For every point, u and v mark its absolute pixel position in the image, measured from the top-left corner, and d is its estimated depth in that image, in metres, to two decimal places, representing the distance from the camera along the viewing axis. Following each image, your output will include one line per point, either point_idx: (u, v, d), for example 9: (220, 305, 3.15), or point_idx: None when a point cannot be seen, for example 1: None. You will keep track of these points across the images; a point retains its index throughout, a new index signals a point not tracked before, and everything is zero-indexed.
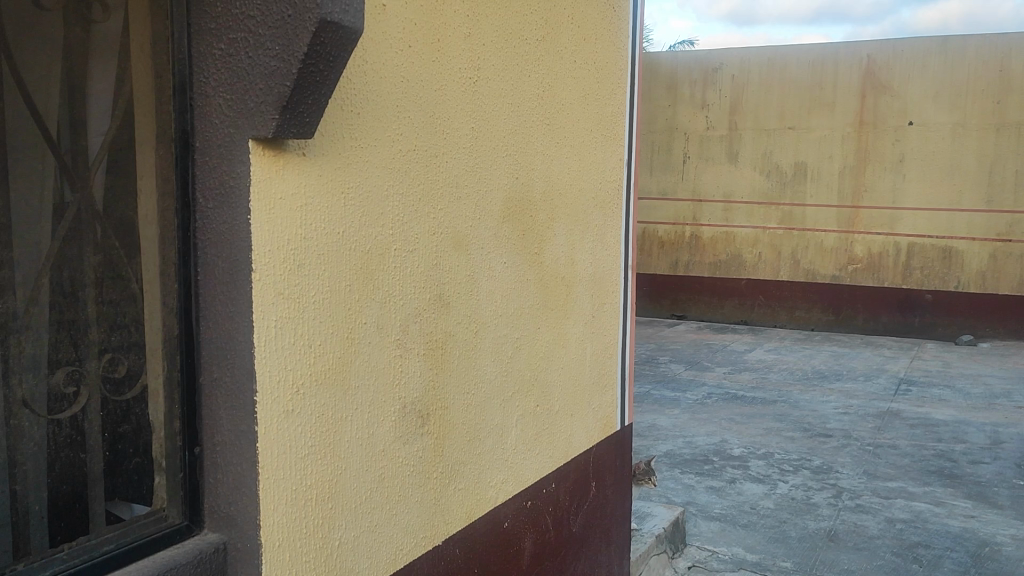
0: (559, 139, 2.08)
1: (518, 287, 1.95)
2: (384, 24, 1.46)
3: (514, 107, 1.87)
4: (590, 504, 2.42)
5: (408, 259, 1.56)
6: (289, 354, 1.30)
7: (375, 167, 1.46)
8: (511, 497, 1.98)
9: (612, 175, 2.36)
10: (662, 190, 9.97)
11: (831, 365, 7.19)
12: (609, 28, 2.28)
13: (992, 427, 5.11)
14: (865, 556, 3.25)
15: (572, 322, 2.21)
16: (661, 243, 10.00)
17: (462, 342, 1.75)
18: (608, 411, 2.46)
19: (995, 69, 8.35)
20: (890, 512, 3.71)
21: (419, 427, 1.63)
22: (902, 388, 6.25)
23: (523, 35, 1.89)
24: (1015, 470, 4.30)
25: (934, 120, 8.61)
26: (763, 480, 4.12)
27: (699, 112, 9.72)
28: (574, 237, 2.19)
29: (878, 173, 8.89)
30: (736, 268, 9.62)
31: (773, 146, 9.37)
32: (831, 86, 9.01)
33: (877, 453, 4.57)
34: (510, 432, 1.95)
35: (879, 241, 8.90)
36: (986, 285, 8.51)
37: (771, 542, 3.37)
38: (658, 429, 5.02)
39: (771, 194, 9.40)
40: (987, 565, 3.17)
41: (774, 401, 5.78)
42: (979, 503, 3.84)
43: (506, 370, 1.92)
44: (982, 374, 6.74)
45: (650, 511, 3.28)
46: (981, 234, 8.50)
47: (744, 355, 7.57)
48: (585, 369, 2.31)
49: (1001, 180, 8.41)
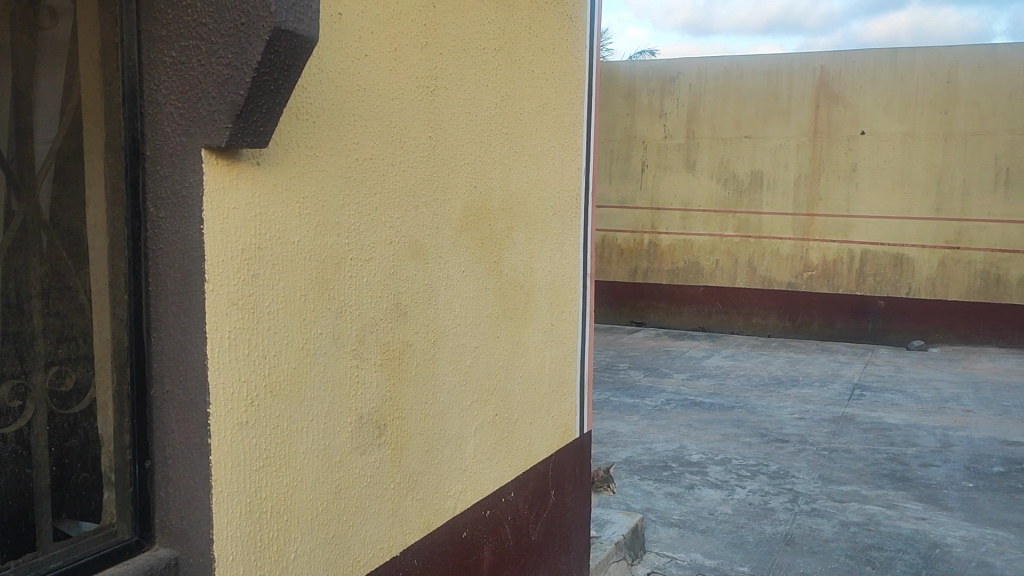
0: (518, 148, 2.08)
1: (477, 296, 1.95)
2: (340, 33, 1.45)
3: (472, 116, 1.88)
4: (550, 512, 2.42)
5: (364, 268, 1.55)
6: (244, 365, 1.28)
7: (331, 177, 1.45)
8: (469, 506, 1.97)
9: (570, 183, 2.37)
10: (622, 198, 10.04)
11: (788, 370, 7.28)
12: (567, 38, 2.30)
13: (942, 430, 5.22)
14: (820, 559, 3.29)
15: (532, 330, 2.22)
16: (620, 250, 10.05)
17: (419, 352, 1.74)
18: (567, 418, 2.47)
19: (943, 80, 8.56)
20: (844, 515, 3.76)
21: (376, 437, 1.62)
22: (856, 393, 6.34)
23: (481, 45, 1.89)
24: (964, 473, 4.39)
25: (886, 130, 8.80)
26: (721, 485, 4.16)
27: (657, 121, 9.80)
28: (532, 245, 2.19)
29: (832, 181, 9.05)
30: (694, 275, 9.70)
31: (729, 155, 9.50)
32: (786, 96, 9.16)
33: (832, 458, 4.64)
34: (468, 442, 1.95)
35: (833, 248, 9.06)
36: (937, 291, 8.69)
37: (729, 548, 3.40)
38: (617, 436, 5.04)
39: (728, 202, 9.52)
40: (937, 567, 3.23)
41: (732, 407, 5.83)
42: (930, 505, 3.92)
43: (465, 380, 1.91)
44: (932, 379, 6.87)
45: (610, 518, 3.28)
46: (931, 242, 8.69)
47: (702, 362, 7.63)
48: (545, 377, 2.32)
49: (949, 188, 8.61)
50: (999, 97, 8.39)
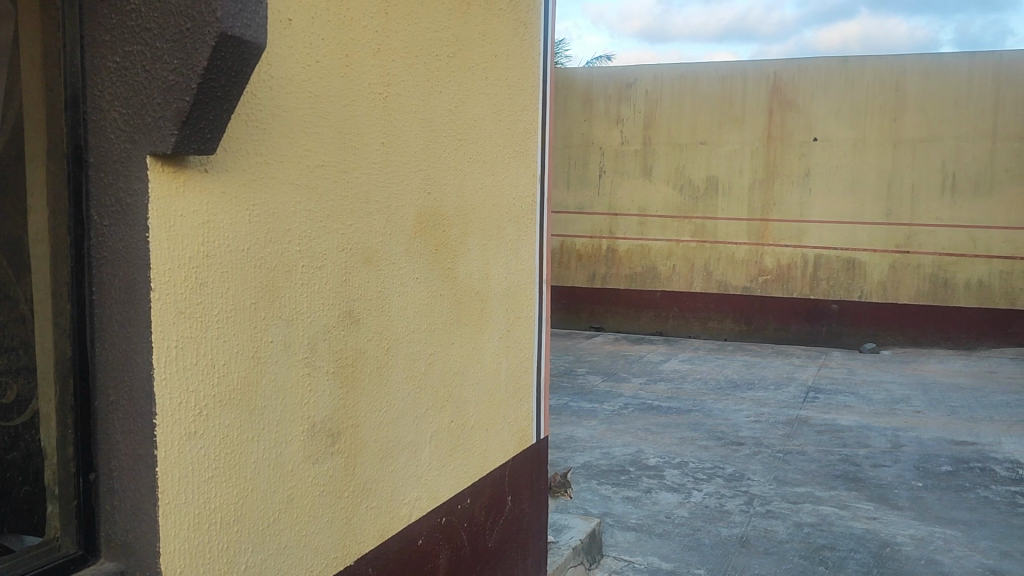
0: (472, 154, 2.08)
1: (431, 303, 1.94)
2: (290, 39, 1.44)
3: (425, 122, 1.88)
4: (506, 518, 2.42)
5: (316, 276, 1.54)
6: (192, 375, 1.27)
7: (282, 184, 1.44)
8: (425, 513, 1.97)
9: (525, 190, 2.38)
10: (580, 204, 10.09)
11: (744, 373, 7.37)
12: (521, 45, 2.31)
13: (893, 431, 5.32)
14: (775, 560, 3.33)
15: (487, 335, 2.22)
16: (579, 255, 10.10)
17: (373, 360, 1.73)
18: (524, 424, 2.47)
19: (892, 88, 8.73)
20: (798, 516, 3.82)
21: (329, 446, 1.61)
22: (810, 395, 6.44)
23: (434, 52, 1.89)
24: (914, 472, 4.49)
25: (837, 136, 8.97)
26: (677, 489, 4.19)
27: (614, 127, 9.88)
28: (487, 251, 2.20)
29: (786, 187, 9.20)
30: (652, 280, 9.77)
31: (686, 161, 9.59)
32: (740, 102, 9.28)
33: (787, 460, 4.70)
34: (423, 449, 1.94)
35: (787, 253, 9.20)
36: (888, 294, 8.86)
37: (685, 551, 3.42)
38: (575, 441, 5.05)
39: (684, 208, 9.62)
40: (888, 565, 3.29)
41: (688, 410, 5.89)
42: (881, 505, 3.99)
43: (419, 387, 1.91)
44: (884, 381, 6.99)
45: (568, 523, 3.28)
46: (882, 246, 8.86)
47: (660, 366, 7.69)
48: (501, 383, 2.32)
49: (899, 194, 8.79)
50: (945, 104, 8.58)
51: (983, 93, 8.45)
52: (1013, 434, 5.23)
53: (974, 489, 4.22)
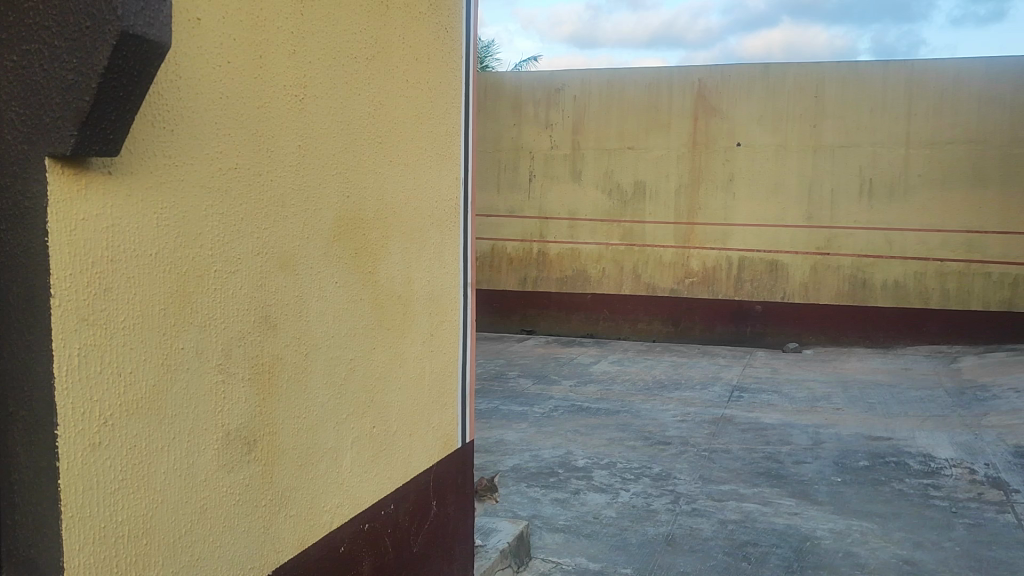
0: (392, 157, 2.07)
1: (351, 307, 1.92)
2: (199, 38, 1.41)
3: (343, 125, 1.86)
4: (431, 523, 2.41)
5: (230, 281, 1.51)
6: (96, 384, 1.23)
7: (192, 188, 1.41)
8: (348, 520, 1.95)
9: (448, 193, 2.38)
10: (510, 208, 10.13)
11: (671, 374, 7.48)
12: (442, 49, 2.30)
13: (814, 428, 5.46)
14: (699, 557, 3.39)
15: (410, 340, 2.20)
16: (510, 259, 10.12)
17: (291, 366, 1.71)
18: (448, 429, 2.47)
19: (811, 95, 8.99)
20: (722, 513, 3.89)
21: (245, 454, 1.58)
22: (735, 395, 6.57)
23: (353, 55, 1.88)
24: (834, 468, 4.61)
25: (760, 141, 9.19)
26: (606, 489, 4.23)
27: (543, 132, 9.94)
28: (409, 255, 2.18)
29: (711, 191, 9.38)
30: (582, 283, 9.86)
31: (614, 165, 9.71)
32: (666, 108, 9.44)
33: (712, 458, 4.79)
34: (345, 455, 1.92)
35: (712, 256, 9.39)
36: (809, 295, 9.10)
37: (612, 550, 3.46)
38: (505, 444, 5.06)
39: (612, 212, 9.74)
40: (808, 559, 3.38)
41: (617, 412, 5.95)
42: (802, 501, 4.09)
43: (340, 393, 1.89)
44: (806, 380, 7.18)
45: (496, 526, 3.28)
46: (803, 249, 9.10)
47: (590, 368, 7.75)
48: (425, 388, 2.31)
49: (819, 198, 9.06)
50: (861, 110, 8.86)
51: (896, 100, 8.74)
52: (927, 429, 5.42)
53: (889, 483, 4.36)
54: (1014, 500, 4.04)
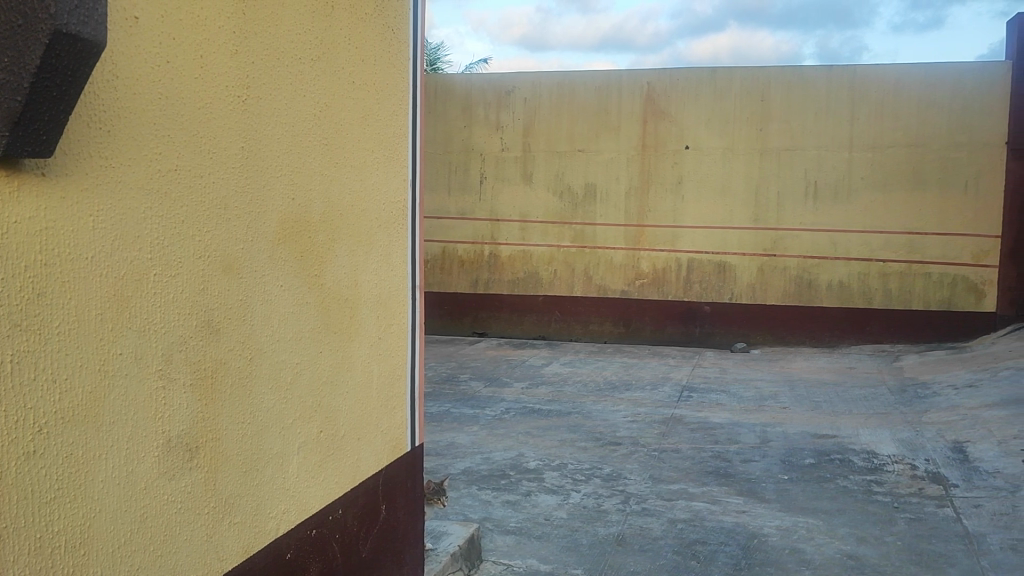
0: (339, 159, 2.05)
1: (297, 311, 1.90)
2: (138, 37, 1.38)
3: (288, 127, 1.84)
4: (381, 526, 2.40)
5: (171, 284, 1.49)
6: (30, 392, 1.19)
7: (130, 190, 1.38)
8: (294, 526, 1.93)
9: (396, 195, 2.36)
10: (461, 210, 10.12)
11: (622, 375, 7.54)
12: (389, 51, 2.29)
13: (761, 427, 5.54)
14: (649, 556, 3.42)
15: (357, 343, 2.19)
16: (461, 262, 10.11)
17: (235, 371, 1.68)
18: (397, 433, 2.45)
19: (757, 99, 9.14)
20: (672, 513, 3.93)
21: (187, 462, 1.55)
22: (684, 395, 6.65)
23: (298, 56, 1.86)
24: (780, 466, 4.69)
25: (707, 144, 9.31)
26: (556, 490, 4.25)
27: (493, 134, 9.95)
28: (356, 257, 2.17)
29: (660, 194, 9.48)
30: (533, 285, 9.89)
31: (564, 168, 9.76)
32: (616, 111, 9.51)
33: (662, 458, 4.83)
34: (291, 460, 1.90)
35: (662, 257, 9.48)
36: (756, 296, 9.24)
37: (563, 551, 3.47)
38: (456, 447, 5.05)
39: (563, 214, 9.79)
40: (755, 556, 3.42)
41: (568, 413, 5.98)
42: (749, 499, 4.15)
43: (286, 398, 1.86)
44: (754, 379, 7.29)
45: (446, 529, 3.27)
46: (750, 250, 9.24)
47: (541, 370, 7.78)
48: (372, 392, 2.29)
49: (765, 200, 9.20)
50: (806, 114, 9.03)
51: (839, 104, 8.92)
52: (870, 426, 5.54)
53: (834, 480, 4.45)
54: (953, 495, 4.15)
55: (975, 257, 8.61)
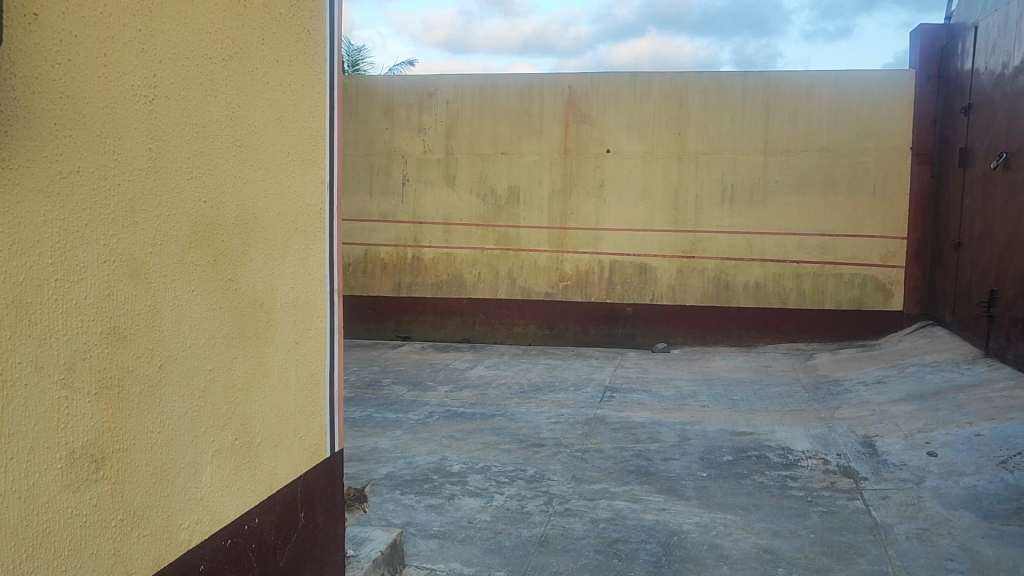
0: (253, 162, 2.02)
1: (209, 317, 1.85)
2: (37, 35, 1.34)
3: (199, 128, 1.79)
4: (299, 534, 2.36)
5: (74, 290, 1.44)
6: None
7: (29, 192, 1.33)
8: (208, 537, 1.88)
9: (313, 198, 2.33)
10: (383, 212, 10.04)
11: (545, 377, 7.59)
12: (305, 51, 2.26)
13: (681, 426, 5.65)
14: (572, 557, 3.45)
15: (273, 349, 2.15)
16: (383, 265, 10.04)
17: (143, 379, 1.63)
18: (316, 438, 2.42)
19: (676, 103, 9.30)
20: (594, 512, 3.97)
21: (92, 473, 1.50)
22: (606, 395, 6.73)
23: (208, 55, 1.82)
24: (700, 464, 4.78)
25: (628, 148, 9.44)
26: (480, 493, 4.25)
27: (416, 136, 9.90)
28: (272, 260, 2.13)
29: (582, 197, 9.57)
30: (457, 288, 9.89)
31: (487, 170, 9.77)
32: (538, 114, 9.57)
33: (584, 458, 4.88)
34: (204, 470, 1.85)
35: (585, 259, 9.58)
36: (676, 297, 9.41)
37: (486, 554, 3.47)
38: (379, 452, 5.00)
39: (487, 217, 9.81)
40: (675, 553, 3.49)
41: (492, 416, 5.99)
42: (670, 496, 4.22)
43: (198, 406, 1.82)
44: (674, 378, 7.43)
45: (368, 536, 3.23)
46: (670, 252, 9.41)
47: (465, 373, 7.77)
48: (290, 398, 2.25)
49: (684, 204, 9.38)
50: (723, 119, 9.23)
51: (755, 109, 9.15)
52: (784, 423, 5.70)
53: (751, 476, 4.56)
54: (863, 488, 4.30)
55: (883, 257, 8.93)
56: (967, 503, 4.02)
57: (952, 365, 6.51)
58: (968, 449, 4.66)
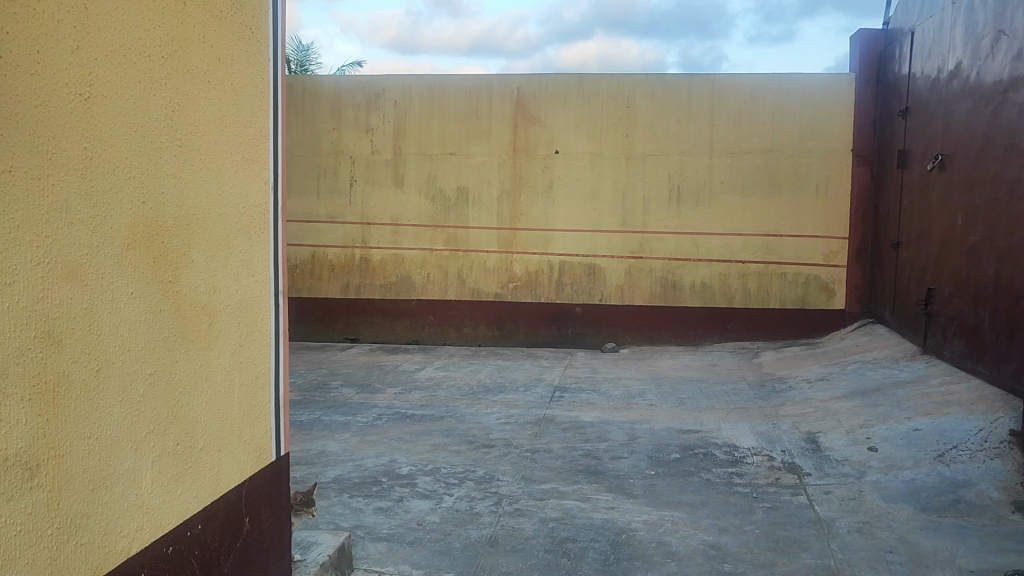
0: (195, 162, 1.98)
1: (149, 319, 1.81)
2: None
3: (138, 127, 1.76)
4: (243, 541, 2.33)
5: (7, 293, 1.40)
6: None
7: None
8: (148, 545, 1.84)
9: (257, 199, 2.30)
10: (331, 213, 9.96)
11: (495, 377, 7.59)
12: (248, 50, 2.23)
13: (630, 424, 5.70)
14: (521, 557, 3.45)
15: (217, 353, 2.11)
16: (331, 266, 9.96)
17: (80, 383, 1.59)
18: (261, 442, 2.39)
19: (623, 105, 9.38)
20: (543, 512, 3.98)
21: (26, 480, 1.46)
22: (556, 395, 6.76)
23: (147, 53, 1.79)
24: (648, 462, 4.83)
25: (576, 149, 9.49)
26: (429, 495, 4.23)
27: (363, 136, 9.84)
28: (214, 262, 2.09)
29: (531, 198, 9.60)
30: (406, 289, 9.84)
31: (436, 171, 9.74)
32: (486, 114, 9.57)
33: (534, 458, 4.90)
34: (144, 476, 1.81)
35: (534, 260, 9.61)
36: (625, 297, 9.50)
37: (436, 556, 3.46)
38: (327, 455, 4.95)
39: (436, 217, 9.77)
40: (623, 551, 3.52)
41: (441, 417, 5.97)
42: (618, 495, 4.25)
43: (138, 411, 1.78)
44: (622, 378, 7.49)
45: (316, 539, 3.20)
46: (618, 253, 9.49)
47: (415, 374, 7.73)
48: (234, 402, 2.22)
49: (632, 204, 9.47)
50: (669, 120, 9.33)
51: (700, 111, 9.27)
52: (731, 420, 5.78)
53: (698, 473, 4.61)
54: (806, 483, 4.39)
55: (825, 257, 9.11)
56: (906, 496, 4.13)
57: (892, 362, 6.68)
58: (907, 443, 4.78)
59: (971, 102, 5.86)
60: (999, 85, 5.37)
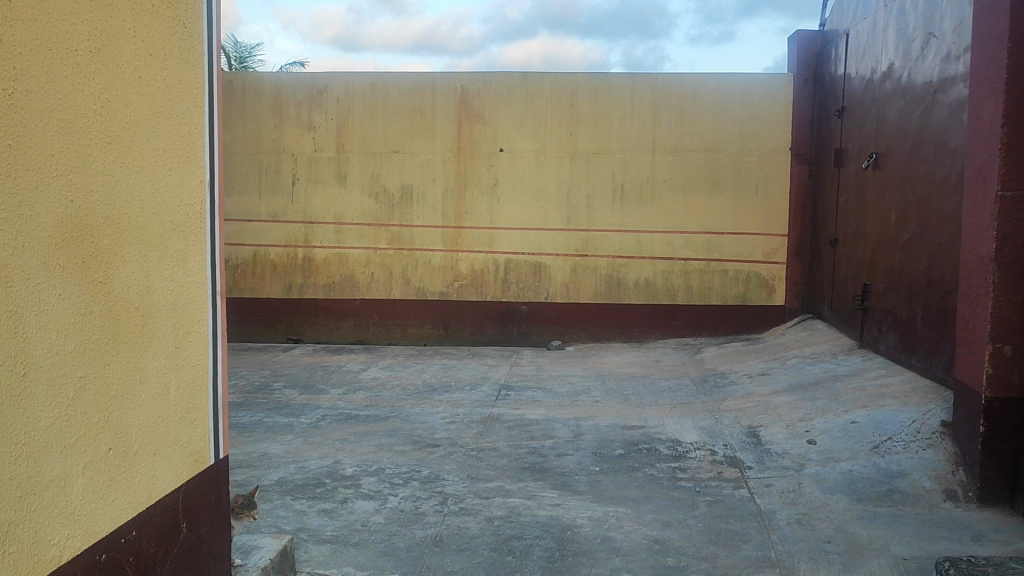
0: (126, 159, 1.94)
1: (79, 320, 1.76)
2: None
3: (65, 123, 1.71)
4: (181, 546, 2.28)
5: None
6: None
7: None
8: (80, 552, 1.79)
9: (191, 197, 2.25)
10: (272, 213, 9.83)
11: (441, 377, 7.56)
12: (181, 46, 2.18)
13: (575, 421, 5.73)
14: (466, 556, 3.45)
15: (151, 355, 2.07)
16: (273, 265, 9.83)
17: (4, 389, 1.54)
18: (199, 446, 2.34)
19: (567, 104, 9.41)
20: (488, 511, 3.98)
21: None
22: (501, 393, 6.76)
23: (74, 48, 1.74)
24: (592, 458, 4.86)
25: (520, 147, 9.51)
26: (374, 496, 4.20)
27: (305, 134, 9.71)
28: (148, 262, 2.04)
29: (476, 197, 9.59)
30: (350, 288, 9.75)
31: (379, 169, 9.67)
32: (431, 112, 9.53)
33: (479, 457, 4.89)
34: (75, 481, 1.76)
35: (480, 258, 9.61)
36: (570, 295, 9.54)
37: (380, 557, 3.44)
38: (269, 458, 4.88)
39: (380, 217, 9.70)
40: (568, 547, 3.53)
41: (386, 417, 5.93)
42: (563, 492, 4.27)
43: (67, 415, 1.73)
44: (567, 375, 7.53)
45: (257, 544, 3.14)
46: (563, 251, 9.53)
47: (359, 375, 7.66)
48: (170, 404, 2.17)
49: (577, 202, 9.51)
50: (612, 120, 9.40)
51: (643, 110, 9.36)
52: (674, 416, 5.85)
53: (642, 469, 4.66)
54: (747, 477, 4.46)
55: (765, 254, 9.27)
56: (843, 487, 4.23)
57: (830, 356, 6.82)
58: (844, 435, 4.89)
59: (903, 102, 6.02)
60: (930, 86, 5.51)
